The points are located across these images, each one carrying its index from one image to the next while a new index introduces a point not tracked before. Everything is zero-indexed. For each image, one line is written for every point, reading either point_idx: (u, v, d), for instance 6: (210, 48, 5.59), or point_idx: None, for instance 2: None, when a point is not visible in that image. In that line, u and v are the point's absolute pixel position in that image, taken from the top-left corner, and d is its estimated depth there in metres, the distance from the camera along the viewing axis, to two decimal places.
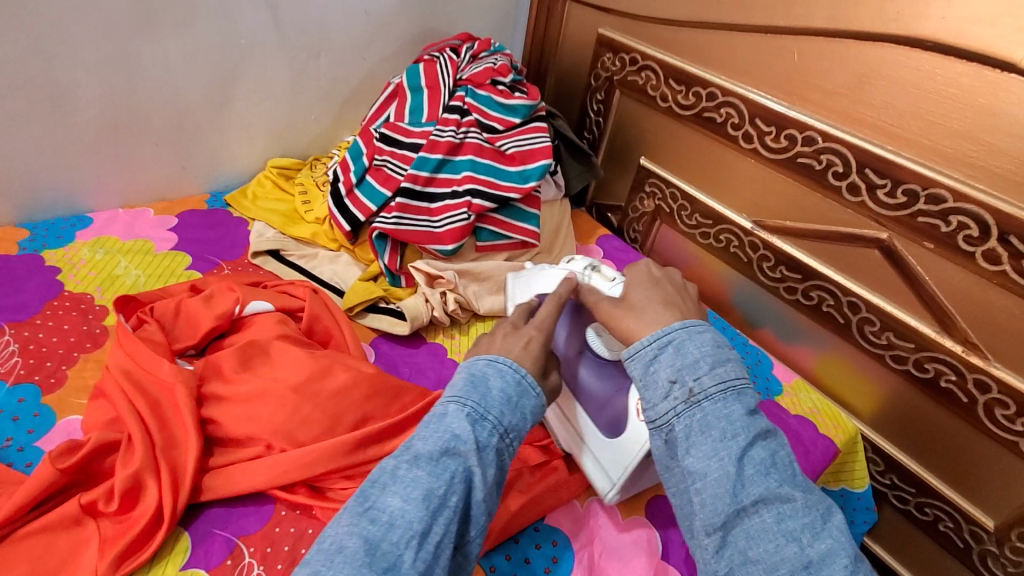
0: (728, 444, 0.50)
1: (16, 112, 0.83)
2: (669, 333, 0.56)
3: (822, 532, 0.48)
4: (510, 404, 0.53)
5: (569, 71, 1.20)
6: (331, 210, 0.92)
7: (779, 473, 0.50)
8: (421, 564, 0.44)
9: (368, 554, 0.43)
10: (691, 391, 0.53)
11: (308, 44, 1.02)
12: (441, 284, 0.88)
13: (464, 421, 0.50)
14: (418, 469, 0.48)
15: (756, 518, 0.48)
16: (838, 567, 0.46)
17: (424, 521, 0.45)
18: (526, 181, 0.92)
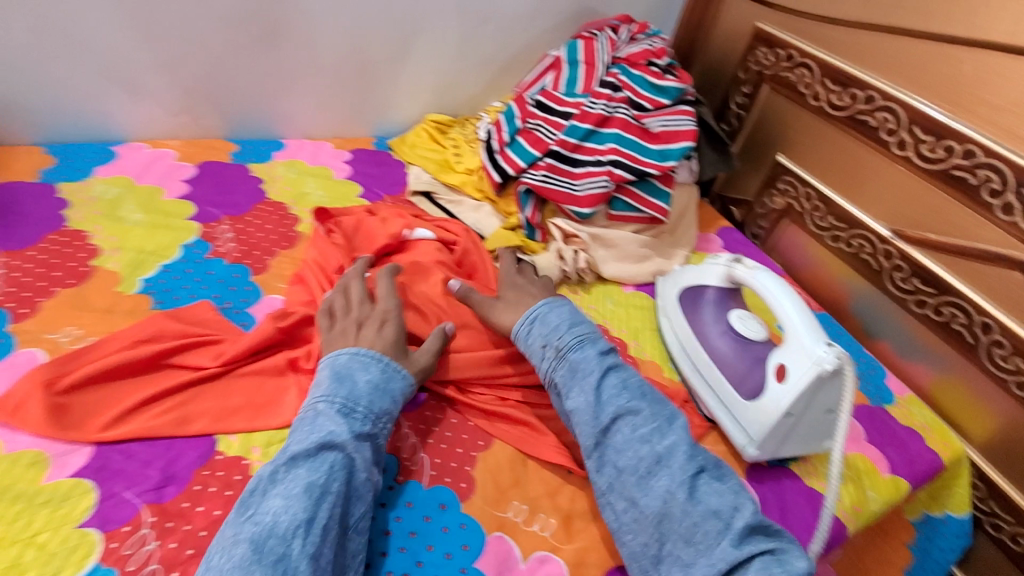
0: (586, 380, 0.66)
1: (246, 42, 0.96)
2: (533, 311, 0.74)
3: (668, 432, 0.63)
4: (376, 391, 0.61)
5: (718, 61, 1.22)
6: (484, 163, 1.02)
7: (629, 393, 0.65)
8: (310, 548, 0.49)
9: (257, 551, 0.47)
10: (558, 348, 0.70)
11: (481, 11, 1.11)
12: (574, 244, 0.96)
13: (337, 415, 0.57)
14: (297, 468, 0.53)
15: (618, 433, 0.63)
16: (679, 454, 0.60)
17: (309, 509, 0.50)
18: (665, 159, 0.96)
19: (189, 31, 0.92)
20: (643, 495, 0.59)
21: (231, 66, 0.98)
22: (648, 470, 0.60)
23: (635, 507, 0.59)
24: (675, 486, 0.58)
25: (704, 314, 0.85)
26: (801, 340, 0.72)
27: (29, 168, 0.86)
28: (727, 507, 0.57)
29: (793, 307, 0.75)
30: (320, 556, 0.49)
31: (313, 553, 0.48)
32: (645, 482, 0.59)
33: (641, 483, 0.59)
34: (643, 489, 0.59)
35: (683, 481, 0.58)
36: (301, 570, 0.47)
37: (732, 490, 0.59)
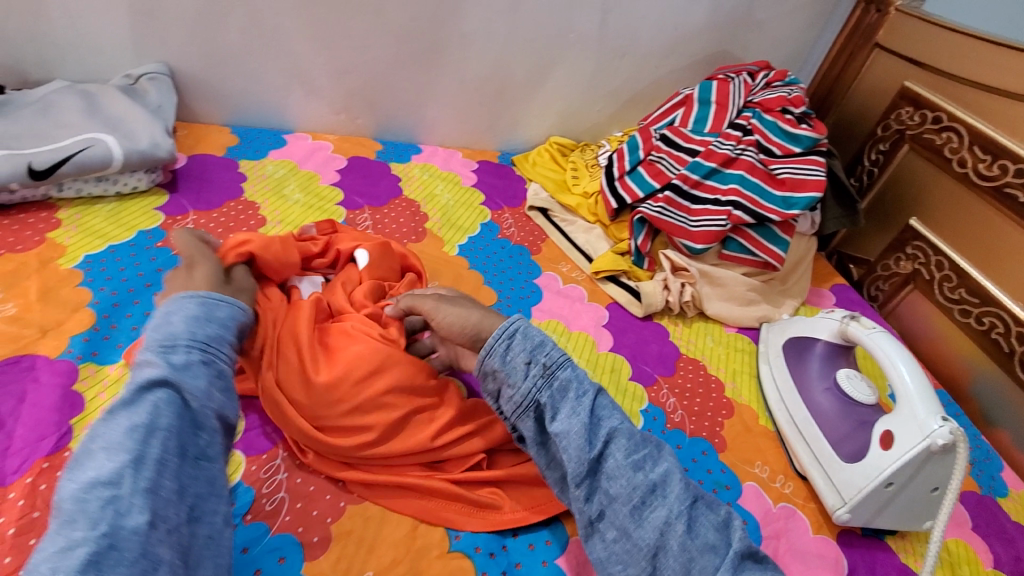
0: (578, 401, 0.59)
1: (406, 56, 1.08)
2: (511, 323, 0.63)
3: (660, 459, 0.58)
4: (198, 322, 0.55)
5: (855, 115, 1.19)
6: (602, 190, 1.06)
7: (620, 416, 0.60)
8: (146, 482, 0.42)
9: (75, 505, 0.39)
10: (544, 366, 0.61)
11: (619, 46, 1.16)
12: (682, 276, 0.97)
13: (152, 356, 0.50)
14: (115, 415, 0.45)
15: (612, 459, 0.57)
16: (675, 482, 0.56)
17: (135, 448, 0.43)
18: (789, 207, 0.95)
19: (360, 43, 1.04)
20: (637, 526, 0.54)
21: (389, 76, 1.10)
22: (643, 500, 0.55)
23: (628, 539, 0.54)
24: (673, 518, 0.53)
25: (811, 367, 0.83)
26: (913, 409, 0.69)
27: (219, 144, 1.02)
28: (722, 534, 0.54)
29: (909, 373, 0.71)
30: (159, 489, 0.43)
31: (149, 488, 0.42)
32: (639, 512, 0.54)
33: (635, 513, 0.54)
34: (638, 521, 0.54)
35: (681, 512, 0.53)
36: (138, 505, 0.41)
37: (723, 517, 0.56)
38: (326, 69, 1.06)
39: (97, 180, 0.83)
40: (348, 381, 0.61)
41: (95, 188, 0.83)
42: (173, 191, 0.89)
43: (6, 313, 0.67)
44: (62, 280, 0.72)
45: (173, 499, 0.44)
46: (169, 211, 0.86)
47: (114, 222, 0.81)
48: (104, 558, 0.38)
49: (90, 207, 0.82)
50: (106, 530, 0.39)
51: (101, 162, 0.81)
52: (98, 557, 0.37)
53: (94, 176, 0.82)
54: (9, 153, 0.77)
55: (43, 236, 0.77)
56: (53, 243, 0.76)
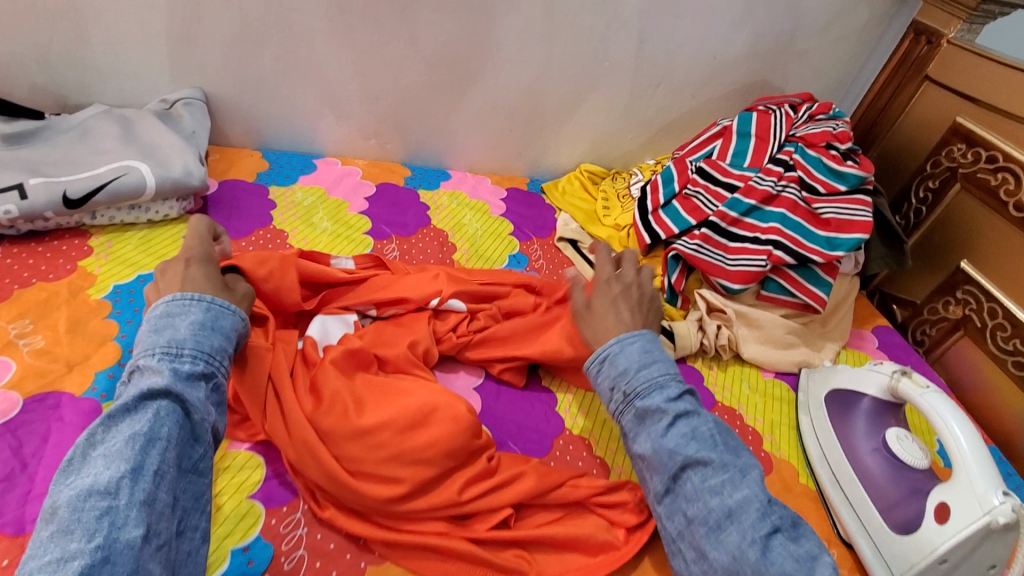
0: (654, 425, 0.62)
1: (436, 83, 1.06)
2: (604, 349, 0.69)
3: (741, 483, 0.58)
4: (204, 330, 0.59)
5: (902, 149, 1.14)
6: (635, 224, 1.02)
7: (699, 442, 0.60)
8: (142, 494, 0.47)
9: (75, 511, 0.44)
10: (625, 392, 0.65)
11: (655, 74, 1.13)
12: (717, 317, 0.94)
13: (156, 367, 0.55)
14: (117, 424, 0.50)
15: (689, 482, 0.59)
16: (752, 510, 0.55)
17: (136, 458, 0.48)
18: (833, 248, 0.91)
19: (391, 69, 1.03)
20: (713, 548, 0.55)
21: (419, 102, 1.08)
22: (717, 524, 0.56)
23: (704, 560, 0.56)
24: (745, 545, 0.54)
25: (856, 424, 0.79)
26: (971, 481, 0.64)
27: (249, 170, 1.01)
28: (803, 567, 0.53)
29: (965, 438, 0.66)
30: (155, 501, 0.48)
31: (146, 500, 0.47)
32: (715, 535, 0.55)
33: (711, 536, 0.56)
34: (713, 544, 0.55)
35: (755, 541, 0.54)
36: (133, 517, 0.45)
37: (806, 551, 0.55)
38: (357, 94, 1.05)
39: (130, 208, 0.83)
40: (389, 432, 0.61)
41: (127, 215, 0.83)
42: (203, 218, 0.89)
43: (35, 346, 0.66)
44: (91, 311, 0.72)
45: (165, 512, 0.49)
46: None
47: (144, 250, 0.81)
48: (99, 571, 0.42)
49: (121, 234, 0.82)
50: (101, 541, 0.43)
51: (135, 191, 0.81)
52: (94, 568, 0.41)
53: (127, 203, 0.82)
54: (45, 181, 0.78)
55: (74, 264, 0.77)
56: (84, 272, 0.76)
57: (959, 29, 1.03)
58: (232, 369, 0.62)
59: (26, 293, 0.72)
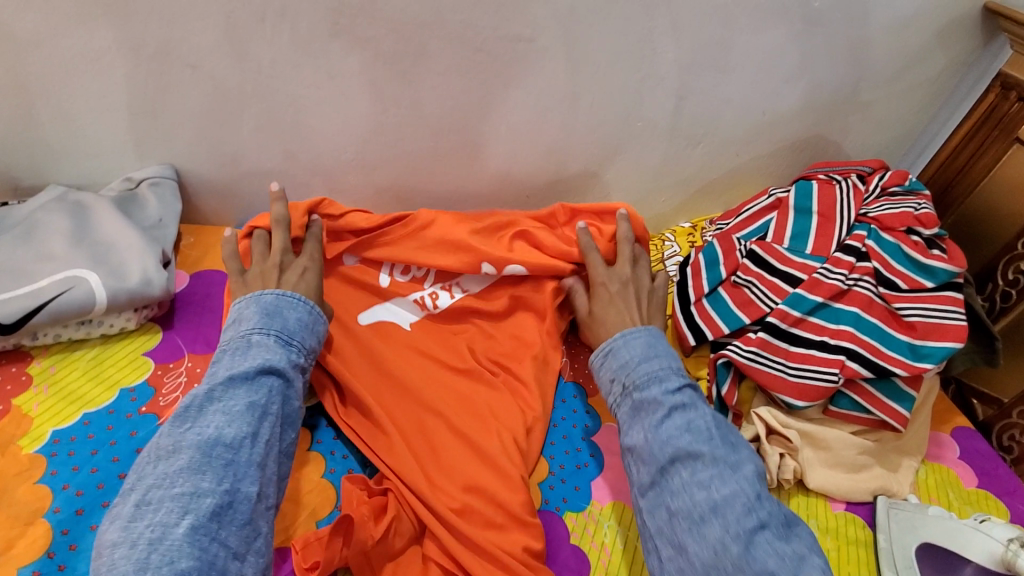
0: (651, 417, 0.65)
1: (443, 150, 0.92)
2: (609, 342, 0.73)
3: (730, 479, 0.60)
4: (307, 329, 0.67)
5: (984, 218, 0.98)
6: (676, 316, 0.87)
7: (693, 434, 0.63)
8: (256, 455, 0.57)
9: (204, 456, 0.54)
10: (626, 386, 0.69)
11: (695, 134, 0.98)
12: (779, 443, 0.78)
13: (271, 347, 0.63)
14: (235, 389, 0.59)
15: (676, 477, 0.62)
16: (738, 505, 0.58)
17: (253, 425, 0.57)
18: (918, 359, 0.76)
19: (392, 137, 0.89)
20: (693, 543, 0.58)
21: (425, 171, 0.95)
22: (701, 517, 0.59)
23: (682, 555, 0.59)
24: (728, 541, 0.57)
25: None
26: None
27: None
28: (787, 565, 0.56)
29: None
30: (263, 464, 0.57)
31: (259, 462, 0.56)
32: (697, 529, 0.58)
33: (692, 530, 0.59)
34: (696, 537, 0.58)
35: (739, 535, 0.57)
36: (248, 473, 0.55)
37: (794, 550, 0.57)
38: (353, 166, 0.92)
39: (78, 323, 0.70)
40: (464, 450, 0.69)
41: (76, 332, 0.70)
42: (171, 326, 0.76)
43: None
44: (21, 473, 0.59)
45: (271, 479, 0.58)
46: (162, 356, 0.72)
47: (94, 377, 0.68)
48: (223, 512, 0.53)
49: (69, 355, 0.69)
50: (225, 486, 0.54)
51: (83, 306, 0.68)
52: (217, 510, 0.52)
53: (75, 320, 0.69)
54: None
55: (8, 403, 0.64)
56: (18, 414, 0.63)
57: None
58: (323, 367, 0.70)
59: None
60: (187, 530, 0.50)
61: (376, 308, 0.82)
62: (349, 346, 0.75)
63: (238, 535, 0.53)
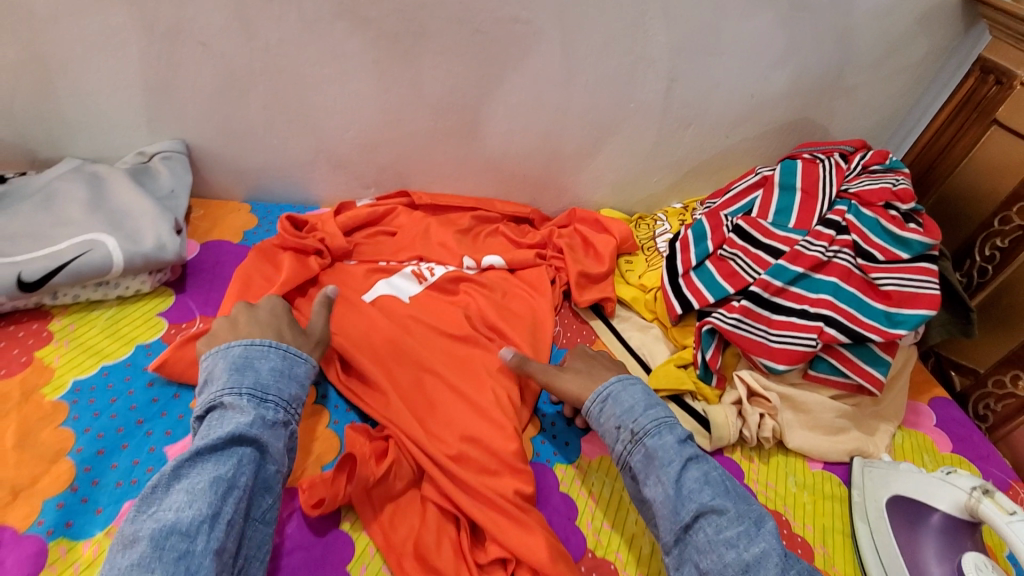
0: (665, 468, 0.63)
1: (442, 129, 0.96)
2: (605, 388, 0.71)
3: (757, 537, 0.58)
4: (283, 377, 0.62)
5: (963, 197, 1.01)
6: (663, 287, 0.91)
7: (712, 487, 0.62)
8: (215, 542, 0.50)
9: (157, 548, 0.48)
10: (633, 431, 0.66)
11: (685, 116, 1.02)
12: (759, 404, 0.82)
13: (243, 407, 0.57)
14: (202, 462, 0.53)
15: (700, 533, 0.60)
16: (770, 567, 0.56)
17: (215, 504, 0.51)
18: (893, 326, 0.79)
19: (393, 116, 0.93)
20: None
21: (425, 150, 0.98)
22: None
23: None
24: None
25: (925, 543, 0.69)
26: None
27: (236, 228, 0.92)
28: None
29: None
30: (224, 550, 0.50)
31: (218, 549, 0.50)
32: None
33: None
34: None
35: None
36: (206, 566, 0.48)
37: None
38: (356, 144, 0.95)
39: (96, 284, 0.74)
40: (458, 405, 0.73)
41: (94, 293, 0.74)
42: (182, 290, 0.79)
43: None
44: (44, 417, 0.63)
45: (229, 562, 0.51)
46: (174, 316, 0.76)
47: (111, 334, 0.72)
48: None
49: (87, 314, 0.73)
50: None
51: (100, 268, 0.72)
52: None
53: (93, 281, 0.73)
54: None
55: (30, 355, 0.68)
56: (40, 365, 0.67)
57: None
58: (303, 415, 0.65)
59: None
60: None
61: (376, 284, 0.88)
62: (354, 320, 0.80)
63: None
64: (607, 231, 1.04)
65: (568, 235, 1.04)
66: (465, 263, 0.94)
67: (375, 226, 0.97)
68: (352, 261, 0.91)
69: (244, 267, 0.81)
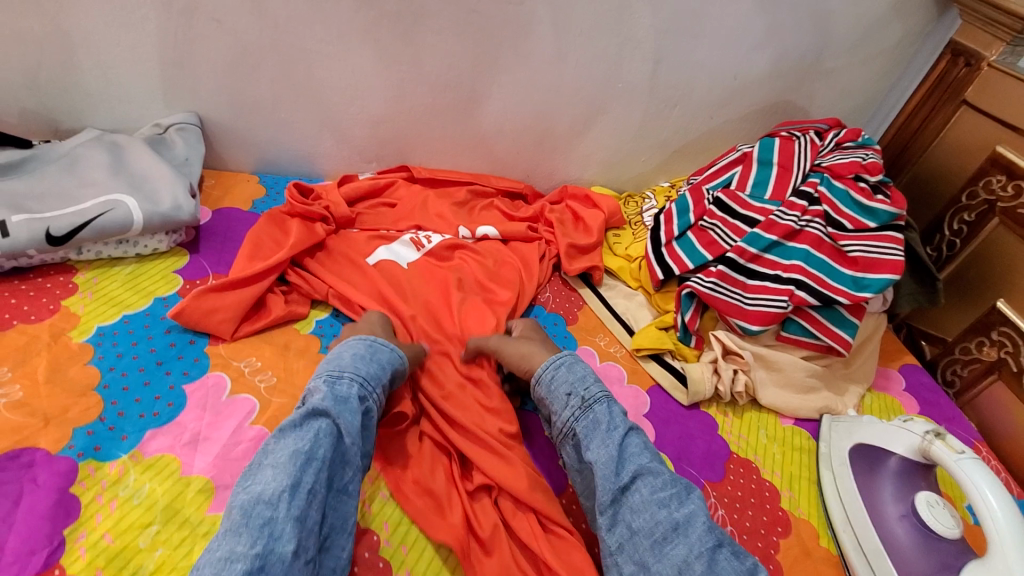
0: (610, 434, 0.66)
1: (440, 106, 1.02)
2: (559, 356, 0.74)
3: (687, 500, 0.61)
4: (362, 361, 0.67)
5: (934, 176, 1.07)
6: (647, 256, 0.97)
7: (652, 454, 0.65)
8: (295, 510, 0.53)
9: (245, 516, 0.52)
10: (583, 398, 0.69)
11: (671, 97, 1.07)
12: (734, 361, 0.88)
13: (322, 386, 0.63)
14: (285, 439, 0.58)
15: (636, 494, 0.62)
16: (698, 524, 0.59)
17: (295, 475, 0.54)
18: (860, 289, 0.84)
19: (393, 92, 0.98)
20: (656, 561, 0.58)
21: (424, 127, 1.04)
22: (664, 537, 0.59)
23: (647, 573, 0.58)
24: (693, 557, 0.57)
25: (881, 487, 0.74)
26: (1006, 561, 0.60)
27: (245, 197, 0.98)
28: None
29: (1002, 509, 0.62)
30: (305, 518, 0.53)
31: (299, 517, 0.53)
32: (660, 548, 0.58)
33: (655, 548, 0.58)
34: (658, 557, 0.58)
35: (702, 553, 0.57)
36: (287, 531, 0.51)
37: (748, 567, 0.57)
38: (358, 119, 1.01)
39: (117, 242, 0.80)
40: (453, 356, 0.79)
41: (115, 250, 0.80)
42: (195, 251, 0.85)
43: (11, 397, 0.63)
44: (72, 356, 0.68)
45: (314, 530, 0.54)
46: (189, 274, 0.82)
47: (131, 288, 0.78)
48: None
49: (108, 269, 0.79)
50: (260, 549, 0.50)
51: (121, 226, 0.78)
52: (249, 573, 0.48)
53: (115, 238, 0.79)
54: (29, 217, 0.75)
55: (58, 303, 0.74)
56: (67, 312, 0.73)
57: (1001, 51, 0.95)
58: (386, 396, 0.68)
59: (6, 337, 0.68)
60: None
61: (377, 250, 0.93)
62: (358, 282, 0.87)
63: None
64: (597, 207, 1.09)
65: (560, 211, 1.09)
66: (462, 233, 1.00)
67: (379, 198, 1.03)
68: (355, 229, 0.97)
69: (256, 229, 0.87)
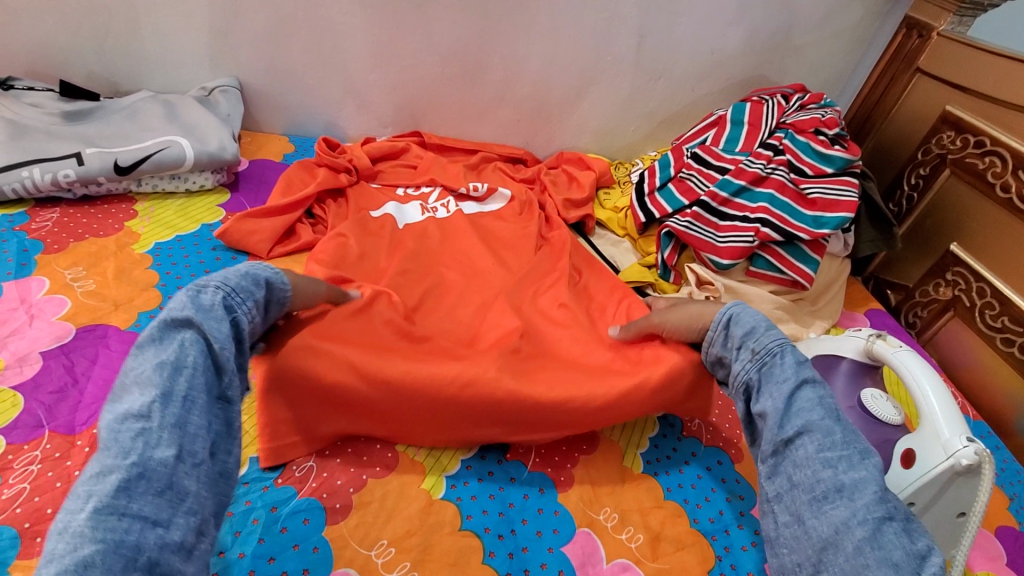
0: (780, 388, 0.64)
1: (449, 75, 1.15)
2: (727, 311, 0.72)
3: (858, 465, 0.57)
4: (237, 271, 0.62)
5: (895, 139, 1.18)
6: (632, 204, 1.09)
7: (824, 410, 0.61)
8: (171, 417, 0.51)
9: (115, 433, 0.49)
10: (754, 351, 0.67)
11: (655, 68, 1.19)
12: (707, 291, 0.98)
13: (182, 297, 0.58)
14: (149, 355, 0.55)
15: (801, 448, 0.60)
16: (867, 491, 0.54)
17: (164, 385, 0.52)
18: (819, 227, 0.95)
19: (409, 61, 1.11)
20: (812, 516, 0.56)
21: (435, 94, 1.17)
22: (824, 495, 0.56)
23: (801, 526, 0.57)
24: (853, 522, 0.53)
25: (835, 386, 0.83)
26: (936, 429, 0.67)
27: (277, 152, 1.11)
28: (911, 560, 0.51)
29: (933, 391, 0.70)
30: (185, 424, 0.51)
31: (176, 423, 0.51)
32: (818, 505, 0.56)
33: (813, 504, 0.56)
34: (814, 512, 0.56)
35: (866, 520, 0.53)
36: (163, 439, 0.49)
37: (920, 549, 0.52)
38: (378, 86, 1.14)
39: (171, 178, 0.93)
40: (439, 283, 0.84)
41: (169, 184, 0.93)
42: (235, 191, 0.99)
43: (87, 287, 0.75)
44: (136, 262, 0.81)
45: (199, 434, 0.52)
46: (230, 207, 0.94)
47: (182, 215, 0.91)
48: (133, 484, 0.46)
49: (163, 201, 0.93)
50: (135, 458, 0.48)
51: (176, 162, 0.91)
52: (125, 483, 0.46)
53: (169, 173, 0.92)
54: (100, 151, 0.88)
55: (122, 224, 0.86)
56: (130, 231, 0.85)
57: (949, 21, 1.06)
58: (263, 311, 0.63)
59: (80, 246, 0.81)
60: (87, 514, 0.43)
61: (384, 205, 1.03)
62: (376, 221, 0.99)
63: (156, 503, 0.46)
64: (590, 168, 1.21)
65: (555, 173, 1.21)
66: (471, 188, 1.07)
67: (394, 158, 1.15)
68: (375, 183, 1.08)
69: (285, 174, 0.99)
